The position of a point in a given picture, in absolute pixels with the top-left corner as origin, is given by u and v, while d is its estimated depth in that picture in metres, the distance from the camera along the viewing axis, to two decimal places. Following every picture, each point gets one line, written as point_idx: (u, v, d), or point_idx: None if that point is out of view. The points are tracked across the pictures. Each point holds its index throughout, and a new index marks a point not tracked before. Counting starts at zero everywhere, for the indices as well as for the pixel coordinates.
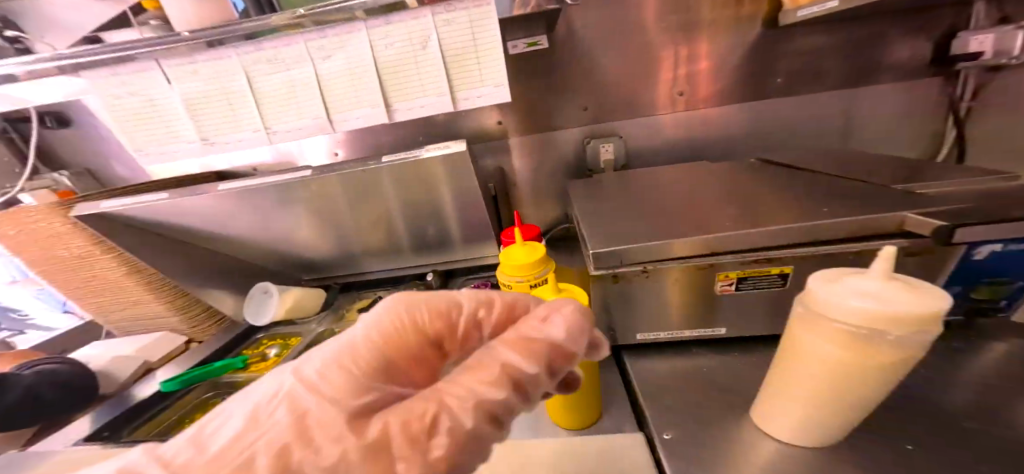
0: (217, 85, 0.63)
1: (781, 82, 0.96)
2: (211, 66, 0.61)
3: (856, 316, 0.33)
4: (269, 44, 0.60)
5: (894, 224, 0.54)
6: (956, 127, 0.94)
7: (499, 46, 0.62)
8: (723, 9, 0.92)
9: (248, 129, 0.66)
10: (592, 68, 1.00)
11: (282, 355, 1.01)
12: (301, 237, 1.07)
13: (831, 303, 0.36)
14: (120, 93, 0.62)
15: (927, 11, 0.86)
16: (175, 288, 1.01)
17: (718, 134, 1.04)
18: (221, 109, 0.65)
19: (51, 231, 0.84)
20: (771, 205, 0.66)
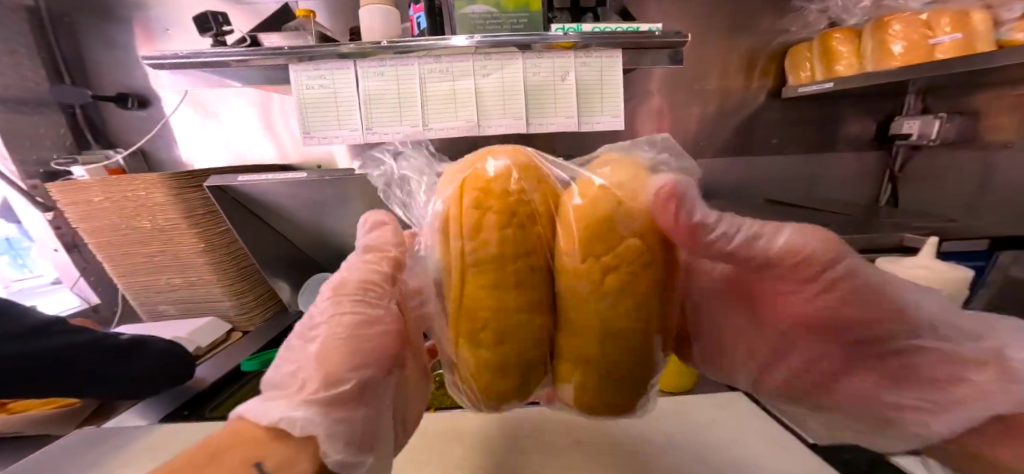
0: (395, 88, 0.77)
1: (777, 142, 1.29)
2: (396, 70, 0.76)
3: (914, 277, 0.52)
4: (446, 60, 0.76)
5: (895, 241, 0.73)
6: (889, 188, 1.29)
7: (620, 84, 0.81)
8: (732, 86, 1.26)
9: (409, 123, 0.79)
10: (634, 117, 1.26)
11: None
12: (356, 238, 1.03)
13: (898, 271, 0.54)
14: (315, 84, 0.76)
15: (871, 102, 1.24)
16: (240, 268, 0.98)
17: (720, 179, 1.33)
18: (389, 107, 0.78)
19: (145, 202, 0.82)
20: (795, 221, 0.91)
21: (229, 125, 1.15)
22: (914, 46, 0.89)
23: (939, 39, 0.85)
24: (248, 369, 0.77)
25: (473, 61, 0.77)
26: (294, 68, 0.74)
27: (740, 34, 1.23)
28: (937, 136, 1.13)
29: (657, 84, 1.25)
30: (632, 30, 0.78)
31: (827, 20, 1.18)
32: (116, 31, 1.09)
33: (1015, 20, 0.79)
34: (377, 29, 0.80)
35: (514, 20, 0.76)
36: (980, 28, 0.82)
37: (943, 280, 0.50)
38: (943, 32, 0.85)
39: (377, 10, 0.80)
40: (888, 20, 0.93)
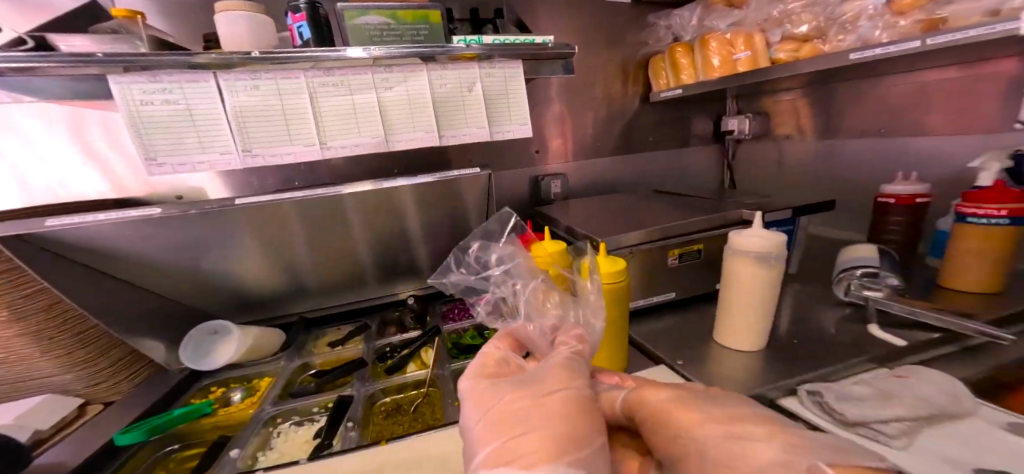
0: (273, 103, 0.68)
1: (653, 140, 1.51)
2: (277, 84, 0.68)
3: (753, 244, 0.63)
4: (340, 72, 0.71)
5: (736, 216, 0.91)
6: (727, 171, 1.59)
7: (525, 93, 0.86)
8: (615, 91, 1.43)
9: (301, 142, 0.72)
10: (538, 123, 1.35)
11: (255, 397, 0.81)
12: (250, 271, 0.91)
13: (738, 239, 0.66)
14: (156, 98, 0.63)
15: (709, 104, 1.52)
16: (79, 332, 0.75)
17: (615, 176, 1.50)
18: (270, 125, 0.69)
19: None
20: (677, 206, 1.07)
21: (30, 151, 0.89)
22: (725, 60, 1.11)
23: (738, 56, 1.09)
24: (121, 443, 0.65)
25: (370, 75, 0.73)
26: (117, 80, 0.59)
27: (613, 47, 1.40)
28: (748, 132, 1.43)
29: (553, 91, 1.35)
30: (530, 42, 0.83)
31: (673, 35, 1.36)
32: None
33: (778, 42, 1.03)
34: (241, 39, 0.70)
35: (413, 32, 0.74)
36: (760, 47, 1.05)
37: (773, 243, 0.62)
38: (740, 50, 1.09)
39: (240, 17, 0.69)
40: (707, 38, 1.15)
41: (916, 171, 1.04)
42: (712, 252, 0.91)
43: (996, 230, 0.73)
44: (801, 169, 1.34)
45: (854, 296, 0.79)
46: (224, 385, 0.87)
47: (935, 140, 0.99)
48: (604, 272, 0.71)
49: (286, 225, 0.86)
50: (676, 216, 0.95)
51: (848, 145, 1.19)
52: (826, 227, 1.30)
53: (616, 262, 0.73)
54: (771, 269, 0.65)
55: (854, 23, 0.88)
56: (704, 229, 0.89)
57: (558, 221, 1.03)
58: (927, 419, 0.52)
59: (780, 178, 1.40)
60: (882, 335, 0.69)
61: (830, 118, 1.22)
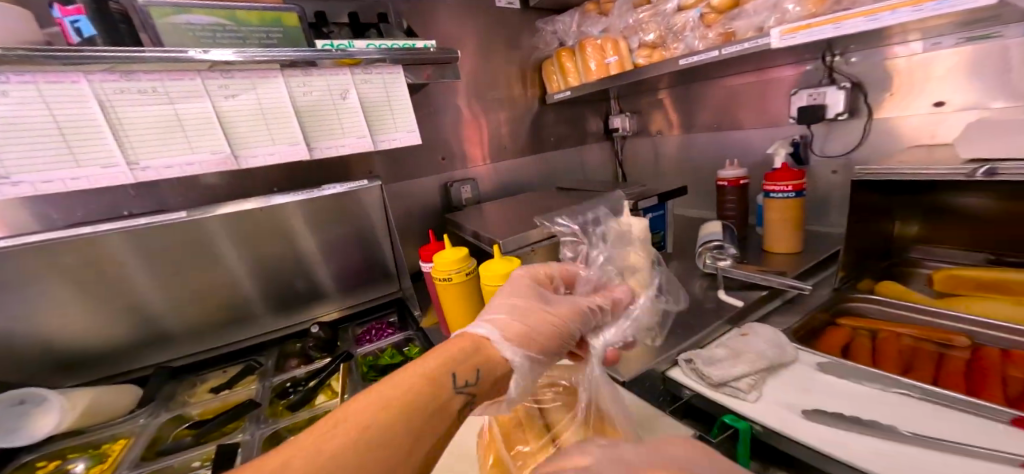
0: (34, 115, 0.54)
1: (553, 140, 1.58)
2: (38, 90, 0.54)
3: (627, 229, 0.69)
4: (148, 77, 0.61)
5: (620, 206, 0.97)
6: (619, 167, 1.72)
7: (407, 100, 0.84)
8: (514, 94, 1.47)
9: (94, 164, 0.59)
10: (441, 129, 1.33)
11: (102, 465, 0.66)
12: (71, 318, 0.77)
13: (613, 228, 0.71)
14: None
15: (599, 105, 1.63)
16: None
17: (524, 177, 1.53)
18: (39, 144, 0.55)
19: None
20: (574, 200, 1.13)
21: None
22: (599, 65, 1.21)
23: (609, 60, 1.17)
24: None
25: (187, 82, 0.63)
26: None
27: (507, 51, 1.44)
28: (626, 128, 1.56)
29: (452, 95, 1.33)
30: (410, 47, 0.81)
31: (558, 41, 1.44)
32: None
33: (637, 48, 1.14)
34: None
35: (263, 35, 0.68)
36: (624, 53, 1.15)
37: None
38: (609, 55, 1.18)
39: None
40: (584, 43, 1.23)
41: (739, 156, 1.24)
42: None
43: (791, 202, 0.90)
44: (673, 160, 1.46)
45: (705, 266, 0.90)
46: (59, 457, 0.69)
47: (750, 132, 1.19)
48: (501, 272, 0.72)
49: (116, 258, 0.76)
50: (570, 210, 0.99)
51: (695, 138, 1.36)
52: (692, 209, 1.45)
53: (512, 261, 0.75)
54: None
55: (680, 33, 1.02)
56: (597, 221, 0.95)
57: (464, 226, 1.01)
58: (767, 370, 0.60)
59: (656, 172, 1.55)
60: (726, 299, 0.79)
61: (688, 116, 1.37)
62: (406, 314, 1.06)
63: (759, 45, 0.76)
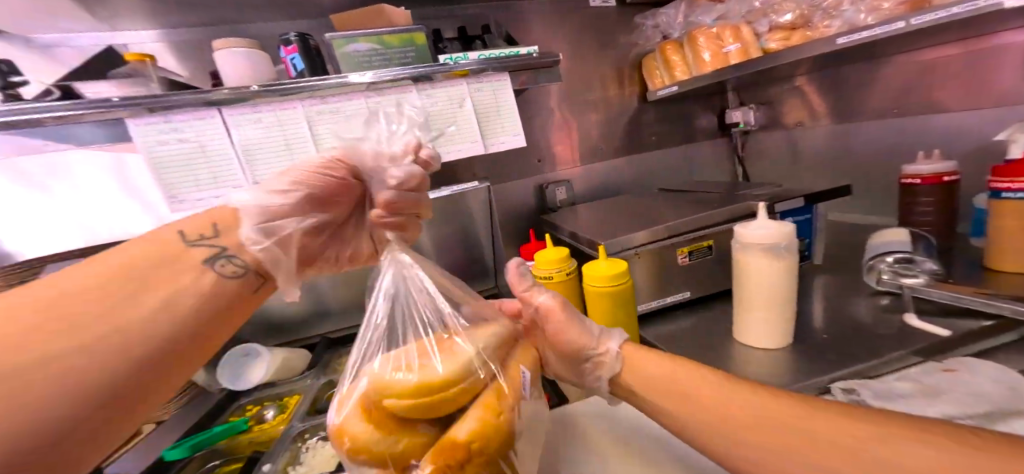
0: (274, 136, 0.70)
1: (655, 138, 1.49)
2: (276, 116, 0.70)
3: (762, 235, 0.61)
4: (333, 100, 0.73)
5: (747, 209, 0.86)
6: (740, 165, 1.55)
7: (512, 104, 0.86)
8: (611, 93, 1.42)
9: None
10: (537, 131, 1.34)
11: (285, 413, 0.76)
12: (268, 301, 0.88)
13: (745, 232, 0.64)
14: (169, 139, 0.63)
15: (712, 98, 1.50)
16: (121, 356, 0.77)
17: (620, 178, 1.47)
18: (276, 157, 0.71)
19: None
20: (686, 201, 1.04)
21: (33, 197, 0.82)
22: (715, 55, 1.10)
23: (728, 48, 1.07)
24: (167, 460, 0.64)
25: (350, 101, 0.74)
26: (134, 122, 0.61)
27: (607, 49, 1.41)
28: (753, 122, 1.41)
29: (551, 99, 1.35)
30: (515, 55, 0.84)
31: (661, 34, 1.37)
32: None
33: (766, 32, 1.04)
34: (241, 70, 0.74)
35: (401, 54, 0.82)
36: (749, 39, 1.05)
37: (781, 234, 0.61)
38: (729, 43, 1.08)
39: (240, 52, 0.73)
40: (695, 34, 1.14)
41: (938, 147, 0.99)
42: (726, 248, 0.88)
43: None
44: (819, 154, 1.28)
45: (878, 284, 0.76)
46: (259, 403, 0.80)
47: (955, 117, 0.94)
48: (606, 273, 0.66)
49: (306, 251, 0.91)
50: (683, 212, 0.92)
51: (862, 127, 1.14)
52: (848, 213, 1.24)
53: (618, 264, 0.68)
54: (785, 257, 0.62)
55: (837, 8, 0.89)
56: (706, 228, 0.85)
57: (561, 227, 1.00)
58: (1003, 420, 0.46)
59: (797, 167, 1.36)
60: (922, 327, 0.64)
61: (845, 102, 1.17)
62: None
63: (979, 7, 0.56)
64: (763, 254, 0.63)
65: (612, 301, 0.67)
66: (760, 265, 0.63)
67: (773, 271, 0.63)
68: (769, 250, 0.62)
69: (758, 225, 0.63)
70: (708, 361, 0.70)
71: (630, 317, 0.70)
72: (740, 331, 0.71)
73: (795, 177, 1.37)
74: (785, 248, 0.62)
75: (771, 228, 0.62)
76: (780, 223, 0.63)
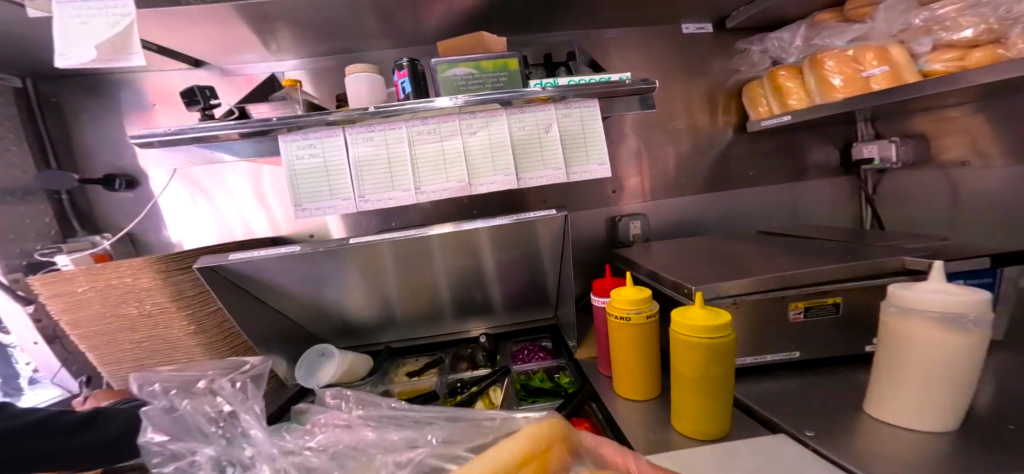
0: (381, 153, 0.73)
1: (754, 174, 1.35)
2: (385, 135, 0.74)
3: (936, 301, 0.51)
4: (433, 122, 0.77)
5: (896, 265, 0.71)
6: (869, 209, 1.32)
7: (599, 130, 0.84)
8: (704, 123, 1.33)
9: (402, 188, 0.74)
10: (618, 160, 1.30)
11: None
12: (353, 307, 0.93)
13: (910, 293, 0.54)
14: (305, 154, 0.68)
15: (828, 132, 1.33)
16: (234, 344, 0.78)
17: (706, 213, 1.35)
18: (379, 173, 0.73)
19: (131, 289, 0.68)
20: (789, 248, 0.92)
21: (195, 198, 1.05)
22: (851, 79, 1.01)
23: (870, 72, 0.98)
24: None
25: (447, 123, 0.78)
26: (282, 138, 0.67)
27: (700, 77, 1.33)
28: (897, 159, 1.19)
29: (635, 128, 1.30)
30: (606, 80, 0.82)
31: (770, 59, 1.28)
32: (110, 114, 1.05)
33: (930, 52, 0.92)
34: (363, 96, 0.81)
35: (495, 79, 0.85)
36: (901, 61, 0.95)
37: (967, 303, 0.50)
38: (872, 66, 0.98)
39: (362, 77, 0.81)
40: (821, 57, 1.07)
41: None
42: (854, 306, 0.73)
43: None
44: (993, 201, 1.04)
45: None
46: None
47: None
48: (708, 321, 0.58)
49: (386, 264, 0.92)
50: (796, 261, 0.79)
51: None
52: None
53: (719, 314, 0.60)
54: (968, 327, 0.52)
55: None
56: (823, 282, 0.72)
57: (640, 265, 0.93)
58: None
59: (956, 216, 1.13)
60: None
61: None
62: (561, 344, 1.07)
63: None
64: (934, 322, 0.53)
65: (709, 356, 0.58)
66: (929, 336, 0.53)
67: (946, 342, 0.52)
68: (941, 318, 0.53)
69: (926, 287, 0.54)
70: (822, 432, 0.60)
71: (727, 377, 0.61)
72: (877, 402, 0.61)
73: (961, 230, 1.13)
74: (962, 316, 0.52)
75: (947, 293, 0.51)
76: (962, 290, 0.52)
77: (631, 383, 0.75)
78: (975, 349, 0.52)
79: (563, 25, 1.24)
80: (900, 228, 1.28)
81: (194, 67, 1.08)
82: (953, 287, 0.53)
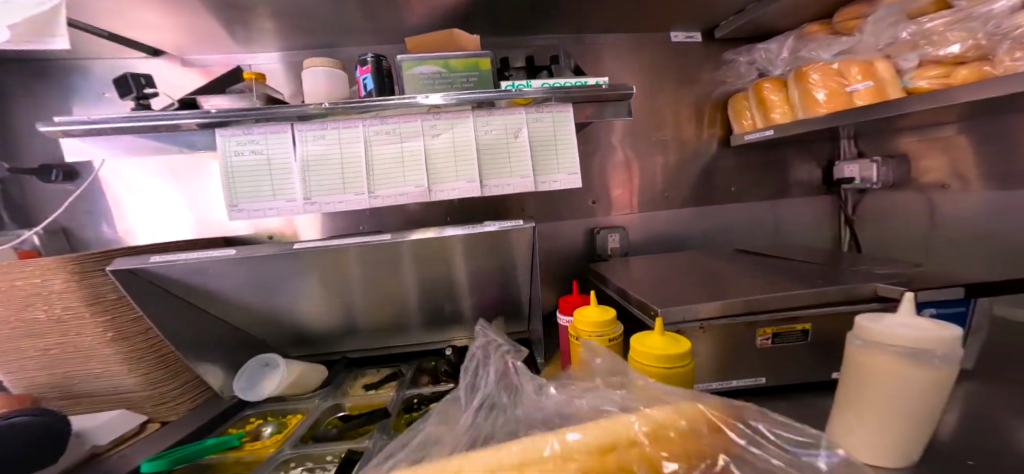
0: (333, 153, 0.68)
1: (736, 189, 1.32)
2: (339, 134, 0.69)
3: (909, 337, 0.48)
4: (393, 122, 0.72)
5: (870, 292, 0.68)
6: (849, 229, 1.30)
7: (572, 137, 0.80)
8: (688, 133, 1.30)
9: (354, 191, 0.69)
10: (598, 170, 1.26)
11: (282, 433, 0.74)
12: (307, 315, 0.87)
13: (880, 326, 0.51)
14: (245, 150, 0.63)
15: (813, 149, 1.31)
16: (160, 356, 0.73)
17: (687, 228, 1.31)
18: (330, 174, 0.68)
19: (38, 291, 0.63)
20: (765, 269, 0.88)
21: (145, 195, 0.99)
22: (835, 93, 0.99)
23: (854, 87, 0.96)
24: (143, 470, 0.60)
25: (408, 124, 0.73)
26: (218, 132, 0.62)
27: (687, 87, 1.30)
28: (877, 180, 1.17)
29: (618, 137, 1.26)
30: (581, 84, 0.78)
31: (757, 71, 1.25)
32: (51, 97, 0.98)
33: (915, 68, 0.90)
34: (321, 91, 0.75)
35: (464, 78, 0.80)
36: (886, 76, 0.93)
37: (938, 340, 0.47)
38: (856, 80, 0.96)
39: (321, 71, 0.75)
40: (806, 70, 1.04)
41: None
42: (824, 334, 0.70)
43: None
44: (971, 226, 1.02)
45: None
46: (262, 417, 0.80)
47: None
48: (669, 351, 0.54)
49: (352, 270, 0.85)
50: (770, 284, 0.75)
51: None
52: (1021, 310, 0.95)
53: (680, 343, 0.56)
54: (941, 365, 0.48)
55: None
56: (793, 308, 0.69)
57: (610, 281, 0.89)
58: None
59: (934, 240, 1.11)
60: None
61: (1008, 160, 0.93)
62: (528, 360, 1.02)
63: None
64: (903, 359, 0.49)
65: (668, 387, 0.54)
66: (897, 372, 0.50)
67: (913, 380, 0.49)
68: (912, 354, 0.49)
69: (898, 321, 0.50)
70: None
71: None
72: (835, 437, 0.57)
73: (938, 255, 1.10)
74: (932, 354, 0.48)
75: (917, 328, 0.48)
76: (935, 325, 0.48)
77: None
78: (945, 386, 0.49)
79: (548, 27, 1.20)
80: (878, 250, 1.25)
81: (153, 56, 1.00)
82: (926, 321, 0.49)
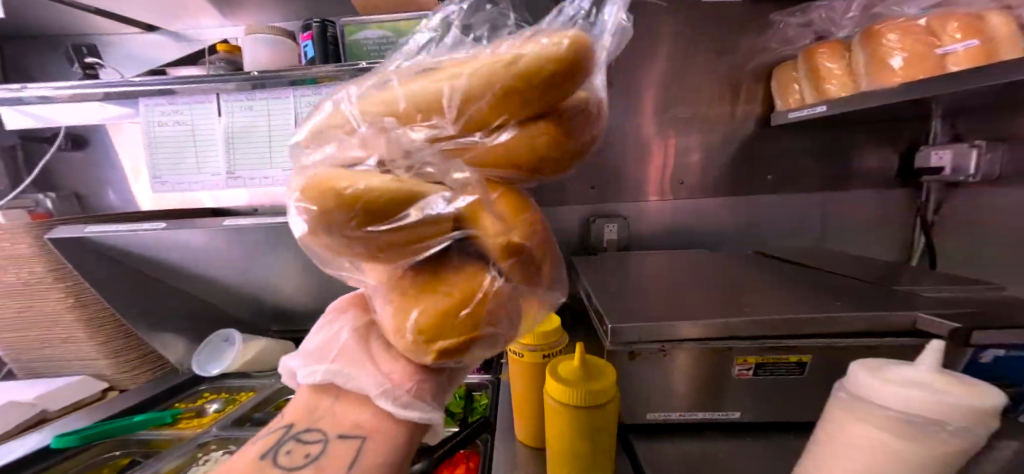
0: (260, 126, 0.65)
1: (772, 179, 1.12)
2: (267, 105, 0.64)
3: (901, 401, 0.38)
4: (325, 90, 0.63)
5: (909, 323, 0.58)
6: (924, 233, 1.08)
7: None
8: (714, 112, 1.10)
9: (279, 167, 0.66)
10: (599, 151, 1.12)
11: (223, 411, 0.75)
12: (268, 295, 0.87)
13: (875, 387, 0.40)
14: (170, 120, 0.65)
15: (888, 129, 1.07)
16: (120, 326, 0.81)
17: (710, 223, 1.15)
18: (256, 148, 0.65)
19: (8, 254, 0.69)
20: (769, 292, 0.72)
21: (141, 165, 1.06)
22: (915, 58, 0.73)
23: (947, 48, 0.69)
24: (55, 444, 0.62)
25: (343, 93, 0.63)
26: (142, 101, 0.63)
27: (721, 57, 1.08)
28: (975, 171, 0.93)
29: (628, 112, 1.10)
30: None
31: (813, 33, 1.01)
32: (62, 70, 1.05)
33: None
34: (262, 60, 0.70)
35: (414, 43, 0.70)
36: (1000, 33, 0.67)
37: (945, 409, 0.36)
38: (952, 40, 0.69)
39: (264, 38, 0.70)
40: (879, 29, 0.79)
41: None
42: (825, 366, 0.63)
43: None
44: None
45: None
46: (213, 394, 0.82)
47: None
48: (573, 381, 0.48)
49: None
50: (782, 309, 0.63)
51: None
52: None
53: (604, 374, 0.49)
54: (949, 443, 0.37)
55: None
56: (788, 338, 0.62)
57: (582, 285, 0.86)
58: None
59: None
60: None
61: None
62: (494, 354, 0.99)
63: None
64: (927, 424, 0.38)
65: (580, 426, 0.47)
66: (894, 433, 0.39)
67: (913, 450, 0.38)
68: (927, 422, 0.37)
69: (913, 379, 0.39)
70: None
71: (605, 452, 0.50)
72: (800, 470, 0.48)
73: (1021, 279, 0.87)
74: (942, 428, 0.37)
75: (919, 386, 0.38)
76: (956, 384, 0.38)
77: (527, 427, 0.64)
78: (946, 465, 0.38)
79: None
80: (954, 260, 1.02)
81: (148, 32, 1.03)
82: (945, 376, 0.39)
